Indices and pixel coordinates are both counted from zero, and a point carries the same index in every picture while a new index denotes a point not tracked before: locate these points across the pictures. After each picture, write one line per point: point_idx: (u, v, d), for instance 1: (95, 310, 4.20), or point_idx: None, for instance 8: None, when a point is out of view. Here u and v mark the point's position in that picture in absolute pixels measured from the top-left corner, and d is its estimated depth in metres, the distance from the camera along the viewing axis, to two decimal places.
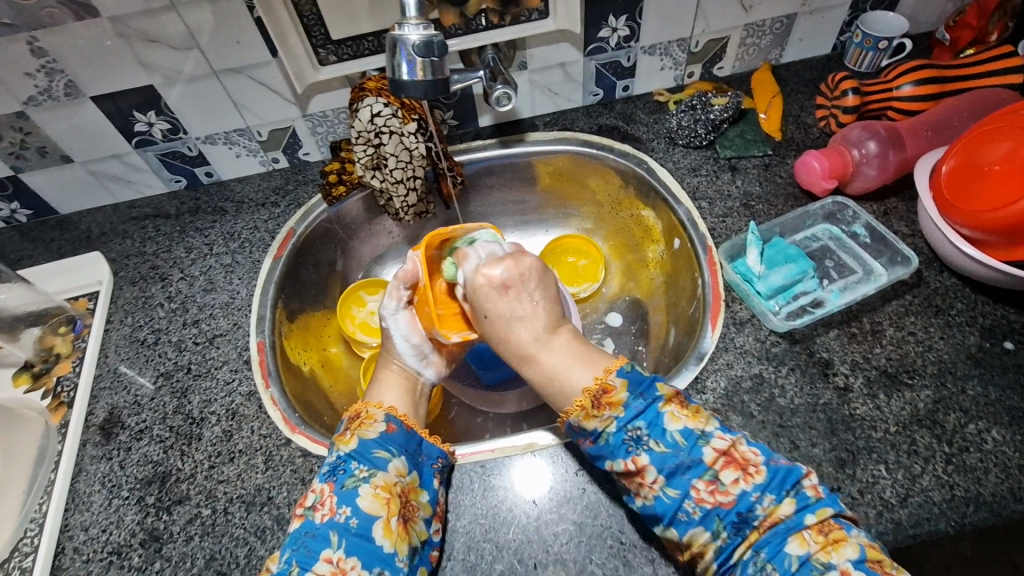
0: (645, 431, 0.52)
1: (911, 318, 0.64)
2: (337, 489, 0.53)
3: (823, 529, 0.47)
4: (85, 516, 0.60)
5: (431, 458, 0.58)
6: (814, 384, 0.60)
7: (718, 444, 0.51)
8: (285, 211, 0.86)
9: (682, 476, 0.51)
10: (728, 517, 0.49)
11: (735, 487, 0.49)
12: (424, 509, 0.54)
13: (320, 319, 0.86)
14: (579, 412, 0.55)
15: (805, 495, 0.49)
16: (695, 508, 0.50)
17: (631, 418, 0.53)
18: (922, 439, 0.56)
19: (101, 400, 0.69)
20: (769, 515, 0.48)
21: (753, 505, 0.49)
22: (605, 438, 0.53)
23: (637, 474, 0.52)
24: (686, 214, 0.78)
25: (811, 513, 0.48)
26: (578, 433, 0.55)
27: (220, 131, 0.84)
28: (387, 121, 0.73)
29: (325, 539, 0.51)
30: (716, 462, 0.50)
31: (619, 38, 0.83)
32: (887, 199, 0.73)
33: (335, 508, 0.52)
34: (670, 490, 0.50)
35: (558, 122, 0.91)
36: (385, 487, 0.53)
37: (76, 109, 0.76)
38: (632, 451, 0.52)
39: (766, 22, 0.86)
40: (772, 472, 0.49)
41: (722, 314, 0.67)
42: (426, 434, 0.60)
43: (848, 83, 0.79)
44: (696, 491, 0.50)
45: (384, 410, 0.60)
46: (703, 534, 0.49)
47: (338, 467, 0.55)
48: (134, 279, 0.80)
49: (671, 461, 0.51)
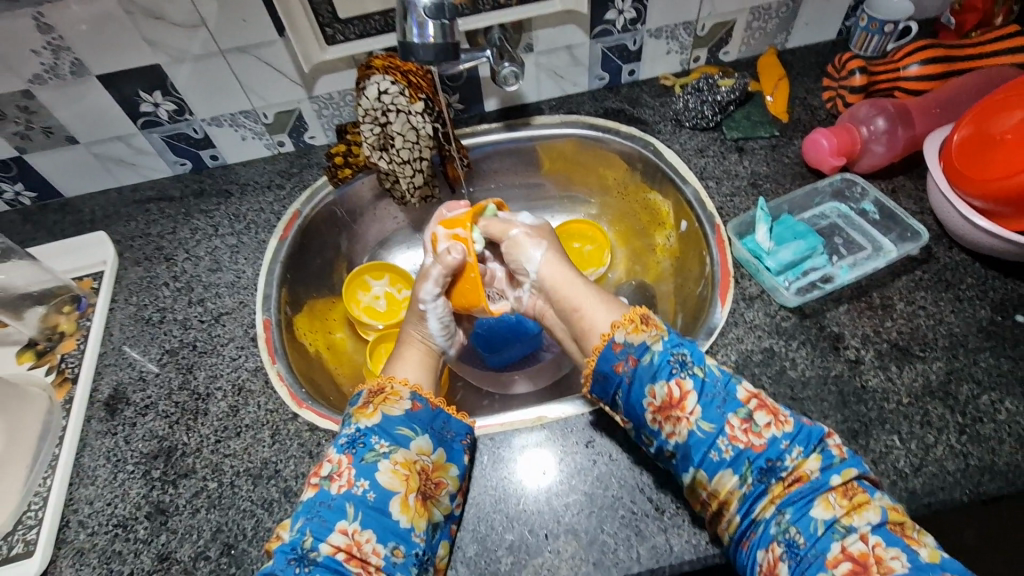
0: (689, 357, 0.54)
1: (922, 292, 0.63)
2: (356, 461, 0.52)
3: (846, 492, 0.47)
4: (89, 490, 0.60)
5: (458, 435, 0.57)
6: (824, 357, 0.60)
7: (750, 387, 0.53)
8: (290, 193, 0.86)
9: (718, 409, 0.52)
10: (757, 462, 0.50)
11: (768, 431, 0.50)
12: (450, 485, 0.54)
13: (326, 302, 0.85)
14: (626, 327, 0.57)
15: (829, 453, 0.49)
16: (728, 447, 0.50)
17: (675, 342, 0.55)
18: (935, 410, 0.56)
19: (106, 376, 0.68)
20: (796, 468, 0.49)
21: (783, 453, 0.49)
22: (652, 356, 0.55)
23: (678, 402, 0.52)
24: (694, 194, 0.77)
25: (835, 473, 0.48)
26: (619, 353, 0.57)
27: (226, 113, 0.84)
28: (394, 99, 0.73)
29: (341, 510, 0.50)
30: (750, 402, 0.52)
31: (625, 21, 0.83)
32: (895, 178, 0.73)
33: (352, 481, 0.51)
34: (705, 423, 0.51)
35: (564, 106, 0.91)
36: (405, 463, 0.53)
37: (81, 88, 0.76)
38: (676, 373, 0.53)
39: (772, 5, 0.86)
40: (800, 426, 0.50)
41: (731, 291, 0.66)
42: (451, 411, 0.59)
43: (855, 63, 0.80)
44: (730, 428, 0.51)
45: (409, 387, 0.59)
46: (732, 477, 0.50)
47: (358, 440, 0.54)
48: (138, 259, 0.80)
49: (710, 391, 0.52)
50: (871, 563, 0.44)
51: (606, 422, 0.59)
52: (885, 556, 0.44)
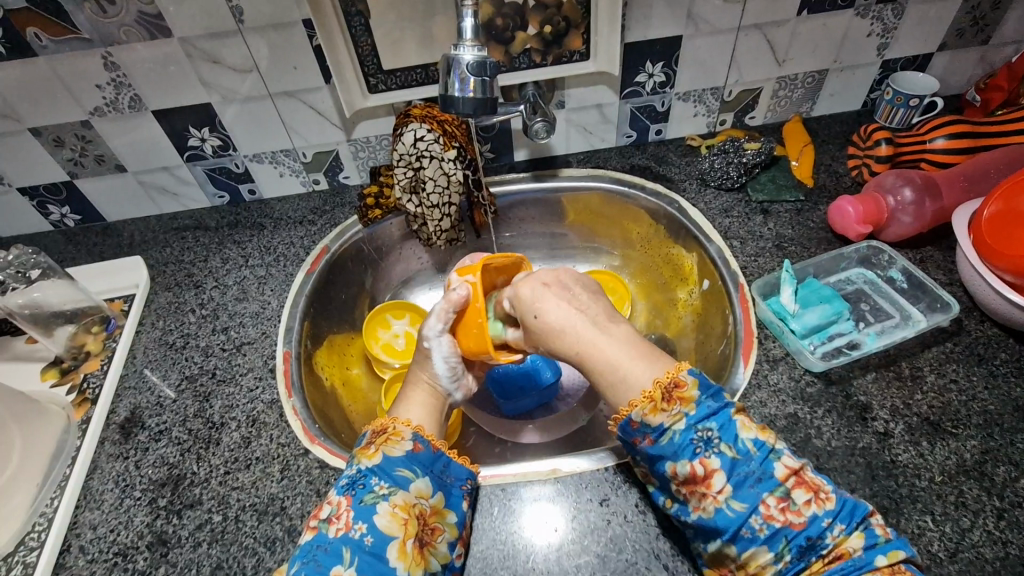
0: (716, 434, 0.50)
1: (953, 365, 0.62)
2: (355, 503, 0.51)
3: (893, 575, 0.45)
4: (94, 515, 0.59)
5: (458, 479, 0.56)
6: (852, 427, 0.58)
7: (788, 462, 0.49)
8: (321, 229, 0.88)
9: (751, 488, 0.48)
10: (795, 541, 0.47)
11: (807, 509, 0.47)
12: (448, 532, 0.52)
13: (345, 338, 0.86)
14: (645, 406, 0.52)
15: (874, 532, 0.47)
16: (762, 526, 0.47)
17: (703, 417, 0.51)
18: (970, 491, 0.53)
19: (124, 399, 0.69)
20: (837, 545, 0.47)
21: (824, 532, 0.46)
22: (673, 436, 0.51)
23: (704, 480, 0.49)
24: (718, 252, 0.78)
25: (881, 554, 0.46)
26: (638, 430, 0.53)
27: (268, 150, 0.88)
28: (429, 146, 0.76)
29: (337, 554, 0.48)
30: (787, 479, 0.48)
31: (655, 84, 0.86)
32: (923, 248, 0.73)
33: (350, 524, 0.50)
34: (737, 503, 0.48)
35: (591, 161, 0.94)
36: (404, 507, 0.51)
37: (136, 121, 0.81)
38: (701, 452, 0.50)
39: (799, 76, 0.89)
40: (842, 501, 0.48)
41: (754, 351, 0.66)
42: (452, 454, 0.58)
43: (881, 134, 0.82)
44: (765, 507, 0.48)
45: (412, 427, 0.58)
46: (766, 554, 0.47)
47: (358, 481, 0.53)
48: (169, 285, 0.82)
49: (742, 469, 0.49)
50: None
51: (621, 480, 0.57)
52: None
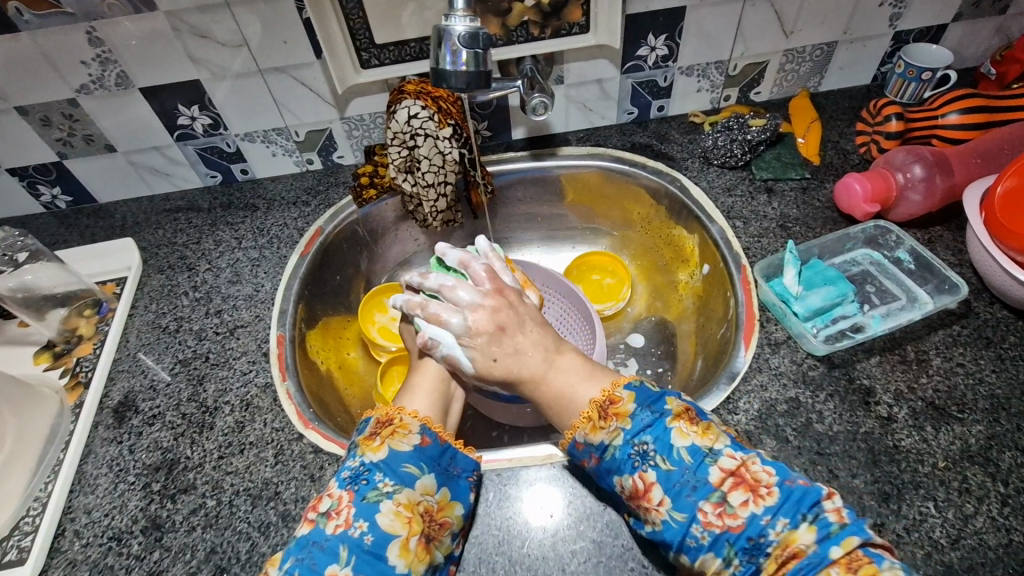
0: (651, 447, 0.51)
1: (960, 349, 0.60)
2: (358, 500, 0.49)
3: (852, 564, 0.43)
4: (88, 499, 0.59)
5: (464, 471, 0.55)
6: (854, 412, 0.57)
7: (725, 464, 0.49)
8: (315, 210, 0.86)
9: (687, 497, 0.48)
10: (738, 543, 0.46)
11: (744, 509, 0.47)
12: (454, 524, 0.51)
13: (341, 320, 0.85)
14: (585, 427, 0.53)
15: (825, 521, 0.45)
16: (704, 533, 0.47)
17: (639, 431, 0.51)
18: (975, 477, 0.52)
19: (118, 382, 0.68)
20: (786, 543, 0.45)
21: (765, 530, 0.46)
22: (612, 453, 0.51)
23: (645, 493, 0.49)
24: (720, 233, 0.76)
25: (835, 544, 0.44)
26: (583, 451, 0.53)
27: (259, 129, 0.85)
28: (423, 124, 0.73)
29: (334, 553, 0.47)
30: (723, 483, 0.48)
31: (657, 57, 0.84)
32: (931, 228, 0.71)
33: (350, 521, 0.48)
34: (677, 513, 0.48)
35: (591, 138, 0.91)
36: (408, 505, 0.50)
37: (124, 99, 0.79)
38: (637, 466, 0.50)
39: (807, 49, 0.86)
40: (785, 494, 0.46)
41: (756, 334, 0.64)
42: (459, 445, 0.56)
43: (891, 109, 0.78)
44: (703, 514, 0.47)
45: (420, 420, 0.55)
46: (716, 561, 0.47)
47: (361, 475, 0.51)
48: (162, 267, 0.81)
49: (678, 479, 0.49)
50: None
51: None
52: None
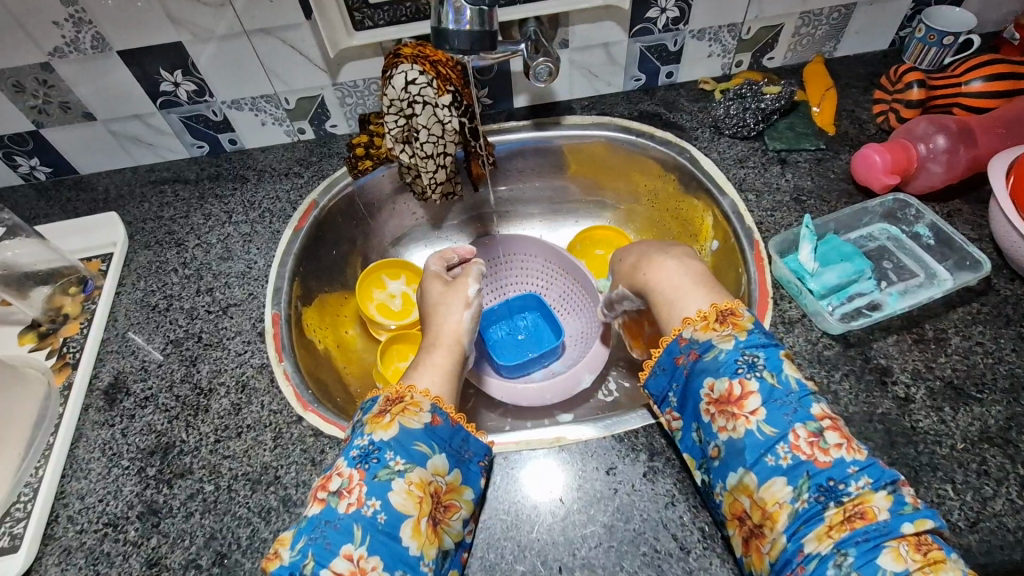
0: (762, 361, 0.50)
1: (979, 327, 0.59)
2: (369, 478, 0.47)
3: (918, 545, 0.41)
4: (81, 484, 0.57)
5: (475, 455, 0.53)
6: (871, 392, 0.56)
7: (827, 408, 0.48)
8: (308, 182, 0.83)
9: (784, 416, 0.47)
10: (816, 479, 0.44)
11: (837, 451, 0.45)
12: (463, 509, 0.50)
13: (339, 298, 0.82)
14: (696, 323, 0.53)
15: (902, 498, 0.43)
16: (787, 455, 0.46)
17: (753, 344, 0.51)
18: (994, 459, 0.51)
19: (107, 363, 0.66)
20: (861, 499, 0.43)
21: (848, 477, 0.44)
22: (718, 353, 0.51)
23: (738, 399, 0.49)
24: (731, 206, 0.73)
25: (907, 521, 0.42)
26: (685, 347, 0.53)
27: (247, 96, 0.81)
28: (421, 90, 0.69)
29: (348, 532, 0.45)
30: (822, 420, 0.47)
31: (667, 20, 0.79)
32: (951, 201, 0.68)
33: (362, 500, 0.46)
34: (767, 426, 0.47)
35: (596, 107, 0.87)
36: (419, 484, 0.48)
37: (100, 63, 0.74)
38: (742, 372, 0.49)
39: (824, 11, 0.82)
40: (872, 460, 0.45)
41: (769, 311, 0.63)
42: (470, 427, 0.54)
43: (914, 75, 0.74)
44: (795, 437, 0.46)
45: (431, 399, 0.53)
46: (785, 487, 0.45)
47: (371, 454, 0.48)
48: (149, 243, 0.77)
49: (780, 397, 0.48)
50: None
51: (628, 448, 0.55)
52: None
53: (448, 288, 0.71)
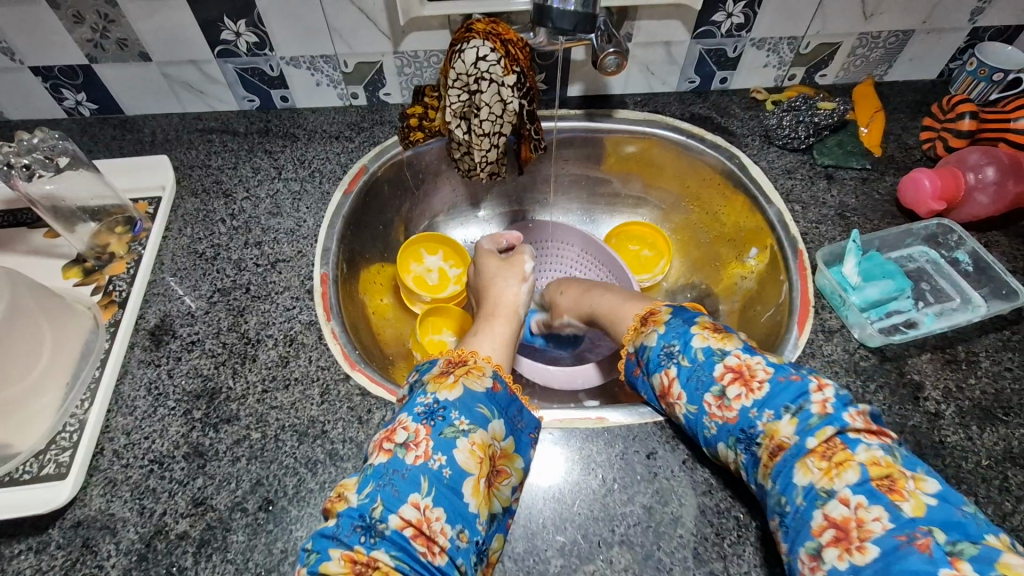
0: (676, 348, 0.55)
1: (1009, 354, 0.61)
2: (434, 434, 0.48)
3: (826, 453, 0.44)
4: (127, 421, 0.57)
5: (526, 427, 0.54)
6: (903, 405, 0.58)
7: (731, 361, 0.52)
8: (358, 147, 0.83)
9: (697, 390, 0.52)
10: (735, 433, 0.50)
11: (738, 402, 0.50)
12: (513, 476, 0.51)
13: (378, 264, 0.83)
14: (631, 337, 0.61)
15: (806, 413, 0.47)
16: (712, 423, 0.51)
17: (668, 336, 0.56)
18: (1016, 478, 0.54)
19: (153, 305, 0.66)
20: (771, 435, 0.48)
21: (753, 421, 0.49)
22: (648, 354, 0.57)
23: (668, 391, 0.54)
24: (777, 215, 0.75)
25: (813, 435, 0.45)
26: (633, 362, 0.60)
27: (307, 54, 0.81)
28: (490, 67, 0.70)
29: (414, 483, 0.46)
30: (723, 378, 0.51)
31: (731, 25, 0.80)
32: (990, 232, 0.70)
33: (429, 454, 0.47)
34: (691, 405, 0.53)
35: (649, 103, 0.88)
36: (481, 445, 0.49)
37: (166, 3, 0.73)
38: (662, 364, 0.55)
39: (882, 34, 0.84)
40: (774, 389, 0.49)
41: (810, 320, 0.64)
42: (524, 400, 0.56)
43: (966, 107, 0.77)
44: (708, 407, 0.51)
45: (492, 365, 0.56)
46: (723, 449, 0.51)
47: (437, 412, 0.49)
48: (196, 190, 0.77)
49: (692, 375, 0.53)
50: (852, 528, 0.41)
51: (669, 435, 0.57)
52: (868, 518, 0.41)
53: (503, 264, 0.74)
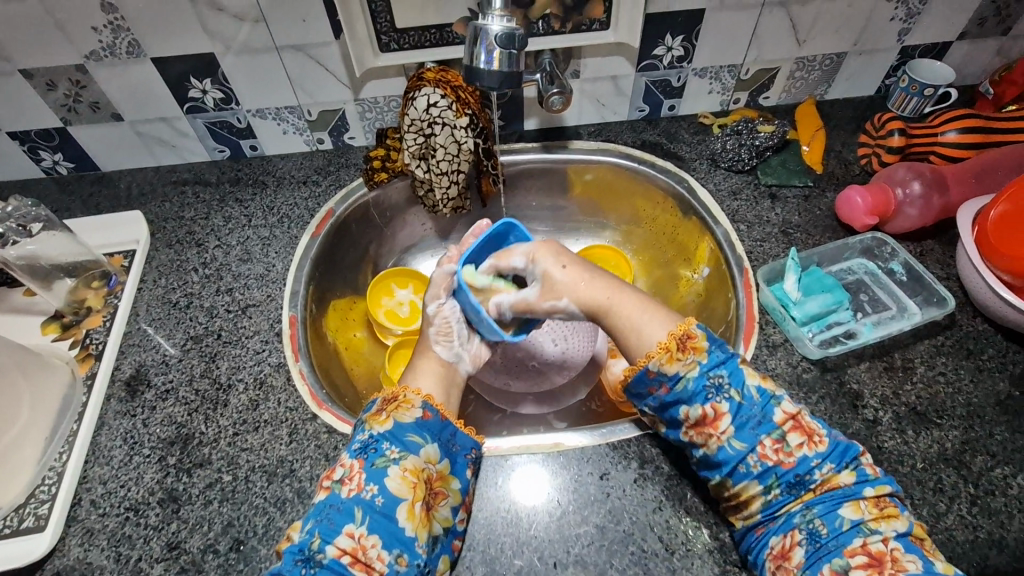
0: (726, 380, 0.54)
1: (943, 358, 0.64)
2: (367, 466, 0.53)
3: (878, 503, 0.50)
4: (103, 470, 0.60)
5: (464, 449, 0.57)
6: (843, 414, 0.61)
7: (788, 408, 0.54)
8: (325, 191, 0.87)
9: (751, 430, 0.53)
10: (784, 477, 0.52)
11: (799, 450, 0.52)
12: (451, 497, 0.54)
13: (349, 301, 0.86)
14: (661, 356, 0.55)
15: (863, 470, 0.52)
16: (756, 463, 0.52)
17: (714, 365, 0.55)
18: (949, 478, 0.56)
19: (129, 356, 0.69)
20: (826, 481, 0.52)
21: (812, 469, 0.52)
22: (687, 383, 0.54)
23: (712, 421, 0.54)
24: (724, 235, 0.78)
25: (869, 486, 0.51)
26: (653, 379, 0.56)
27: (272, 106, 0.85)
28: (442, 112, 0.74)
29: (349, 514, 0.51)
30: (785, 424, 0.53)
31: (673, 58, 0.85)
32: (924, 241, 0.74)
33: (362, 485, 0.52)
34: (737, 441, 0.53)
35: (602, 133, 0.93)
36: (413, 471, 0.53)
37: (134, 67, 0.77)
38: (712, 397, 0.54)
39: (817, 57, 0.88)
40: (834, 444, 0.53)
41: (755, 336, 0.68)
42: (460, 424, 0.59)
43: (895, 124, 0.81)
44: (761, 447, 0.53)
45: (422, 396, 0.58)
46: (757, 486, 0.52)
47: (370, 446, 0.54)
48: (170, 242, 0.80)
49: (746, 413, 0.54)
50: (886, 560, 0.47)
51: (622, 455, 0.59)
52: (902, 557, 0.47)
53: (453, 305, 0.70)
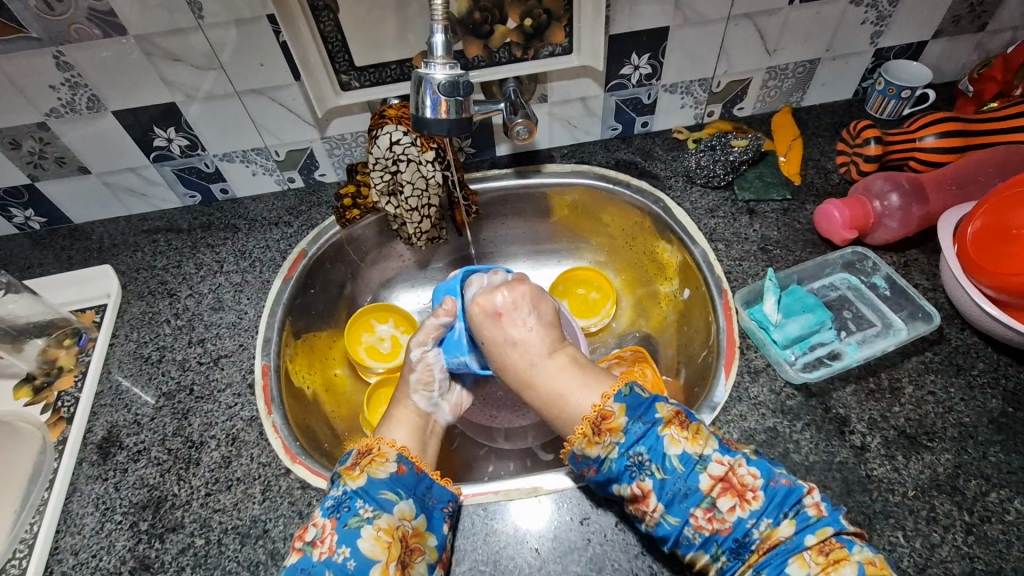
0: (647, 457, 0.54)
1: (932, 376, 0.62)
2: (340, 526, 0.52)
3: (823, 549, 0.49)
4: (75, 540, 0.59)
5: (441, 502, 0.57)
6: (830, 442, 0.59)
7: (714, 470, 0.52)
8: (297, 231, 0.85)
9: (680, 503, 0.52)
10: (726, 543, 0.51)
11: (732, 514, 0.51)
12: (428, 555, 0.53)
13: (327, 339, 0.85)
14: (581, 440, 0.57)
15: (806, 514, 0.50)
16: (696, 534, 0.51)
17: (631, 443, 0.55)
18: (942, 506, 0.54)
19: (100, 417, 0.68)
20: (766, 538, 0.50)
21: (749, 530, 0.50)
22: (610, 465, 0.55)
23: (643, 499, 0.53)
24: (702, 255, 0.77)
25: (811, 533, 0.49)
26: (582, 462, 0.57)
27: (238, 149, 0.84)
28: (406, 150, 0.73)
29: None
30: (712, 489, 0.52)
31: (641, 76, 0.83)
32: (907, 251, 0.72)
33: (334, 548, 0.51)
34: (671, 517, 0.52)
35: (575, 155, 0.91)
36: (388, 530, 0.52)
37: (95, 122, 0.76)
38: (636, 476, 0.53)
39: (789, 66, 0.86)
40: (770, 496, 0.51)
41: (736, 362, 0.66)
42: (436, 476, 0.59)
43: (871, 132, 0.79)
44: (695, 518, 0.51)
45: (396, 449, 0.59)
46: (704, 556, 0.51)
47: (343, 504, 0.53)
48: (142, 293, 0.80)
49: (671, 487, 0.52)
50: None
51: (602, 497, 0.58)
52: None
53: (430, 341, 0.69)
